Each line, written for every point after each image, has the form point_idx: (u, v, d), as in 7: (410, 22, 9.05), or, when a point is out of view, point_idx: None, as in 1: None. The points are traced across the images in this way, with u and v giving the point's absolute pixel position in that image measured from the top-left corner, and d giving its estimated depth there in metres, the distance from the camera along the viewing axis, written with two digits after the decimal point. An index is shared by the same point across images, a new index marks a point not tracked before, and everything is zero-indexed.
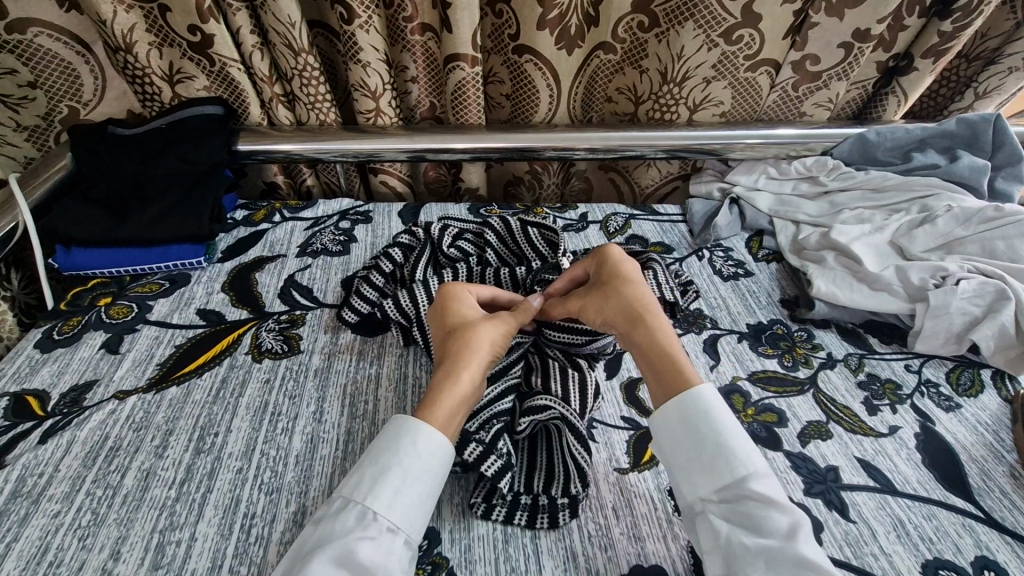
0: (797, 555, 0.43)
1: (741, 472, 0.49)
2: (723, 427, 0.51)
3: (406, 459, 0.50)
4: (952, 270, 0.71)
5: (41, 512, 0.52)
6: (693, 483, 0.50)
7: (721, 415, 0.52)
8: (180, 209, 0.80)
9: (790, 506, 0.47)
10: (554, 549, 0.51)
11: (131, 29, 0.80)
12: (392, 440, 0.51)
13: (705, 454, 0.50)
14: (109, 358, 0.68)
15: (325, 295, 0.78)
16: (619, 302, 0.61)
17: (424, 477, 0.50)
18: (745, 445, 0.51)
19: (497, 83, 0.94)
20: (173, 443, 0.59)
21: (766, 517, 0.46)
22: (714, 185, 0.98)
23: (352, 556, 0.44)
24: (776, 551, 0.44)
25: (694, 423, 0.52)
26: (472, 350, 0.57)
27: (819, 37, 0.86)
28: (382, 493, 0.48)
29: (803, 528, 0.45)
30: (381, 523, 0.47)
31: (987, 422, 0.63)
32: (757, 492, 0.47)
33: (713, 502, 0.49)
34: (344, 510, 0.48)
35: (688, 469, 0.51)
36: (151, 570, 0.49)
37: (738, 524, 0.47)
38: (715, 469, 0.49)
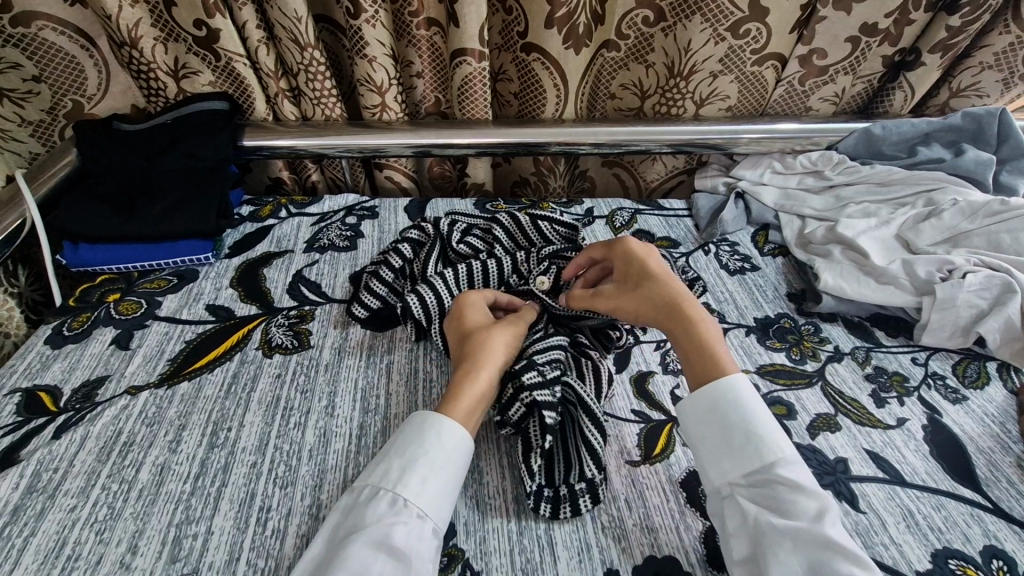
0: (822, 533, 0.44)
1: (770, 458, 0.50)
2: (753, 416, 0.52)
3: (432, 450, 0.51)
4: (958, 263, 0.71)
5: (57, 506, 0.53)
6: (722, 468, 0.51)
7: (754, 407, 0.53)
8: (189, 204, 0.80)
9: (818, 491, 0.47)
10: (568, 540, 0.51)
11: (136, 24, 0.79)
12: (418, 431, 0.52)
13: (735, 441, 0.51)
14: (120, 354, 0.68)
15: (333, 290, 0.79)
16: (652, 299, 0.62)
17: (449, 466, 0.51)
18: (781, 436, 0.51)
19: (506, 81, 0.95)
20: (187, 437, 0.59)
21: (794, 500, 0.47)
22: (719, 180, 0.99)
23: (386, 540, 0.45)
24: (800, 528, 0.45)
25: (725, 413, 0.53)
26: (483, 351, 0.58)
27: (825, 32, 0.87)
28: (411, 481, 0.49)
29: (830, 514, 0.45)
30: (412, 510, 0.48)
31: (993, 414, 0.63)
32: (785, 476, 0.48)
33: (741, 485, 0.50)
34: (376, 496, 0.48)
35: (718, 455, 0.52)
36: (169, 563, 0.49)
37: (766, 506, 0.47)
38: (745, 455, 0.50)
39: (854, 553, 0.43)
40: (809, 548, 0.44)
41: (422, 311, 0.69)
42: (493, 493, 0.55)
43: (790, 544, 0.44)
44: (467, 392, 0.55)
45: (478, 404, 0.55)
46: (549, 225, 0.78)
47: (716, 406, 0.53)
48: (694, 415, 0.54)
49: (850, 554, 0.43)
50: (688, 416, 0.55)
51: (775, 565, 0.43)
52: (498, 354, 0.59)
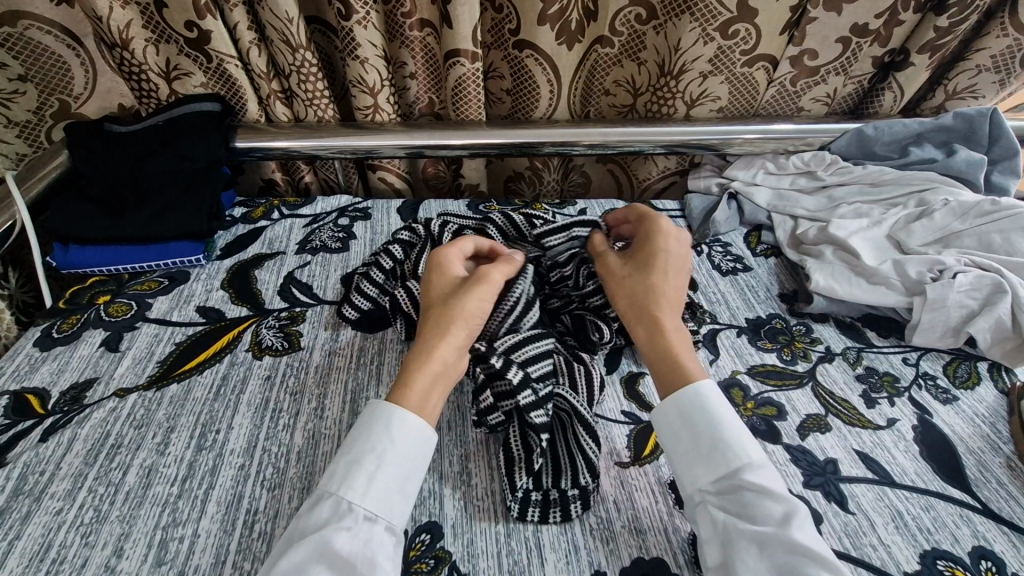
0: (790, 539, 0.44)
1: (736, 464, 0.49)
2: (716, 419, 0.52)
3: (378, 446, 0.50)
4: (949, 264, 0.71)
5: (43, 509, 0.53)
6: (690, 476, 0.51)
7: (720, 408, 0.53)
8: (180, 207, 0.80)
9: (785, 494, 0.47)
10: (556, 543, 0.51)
11: (127, 26, 0.79)
12: (364, 429, 0.52)
13: (702, 448, 0.51)
14: (109, 356, 0.68)
15: (325, 292, 0.78)
16: (642, 292, 0.62)
17: (398, 461, 0.50)
18: (744, 437, 0.51)
19: (498, 79, 0.94)
20: (174, 439, 0.59)
21: (760, 505, 0.46)
22: (712, 180, 0.99)
23: (328, 546, 0.45)
24: (769, 537, 0.45)
25: (692, 418, 0.52)
26: (439, 334, 0.57)
27: (815, 32, 0.86)
28: (355, 482, 0.49)
29: (798, 516, 0.45)
30: (358, 512, 0.47)
31: (984, 414, 0.63)
32: (750, 482, 0.48)
33: (710, 493, 0.49)
34: (322, 500, 0.48)
35: (687, 460, 0.51)
36: (155, 566, 0.49)
37: (734, 514, 0.47)
38: (710, 462, 0.50)
39: (822, 558, 0.43)
40: (779, 555, 0.44)
41: (413, 311, 0.69)
42: (481, 495, 0.55)
43: (759, 553, 0.44)
44: (418, 378, 0.55)
45: (429, 388, 0.55)
46: (543, 226, 0.78)
47: (682, 408, 0.53)
48: (666, 416, 0.54)
49: (818, 560, 0.43)
50: (660, 416, 0.54)
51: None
52: (455, 331, 0.57)
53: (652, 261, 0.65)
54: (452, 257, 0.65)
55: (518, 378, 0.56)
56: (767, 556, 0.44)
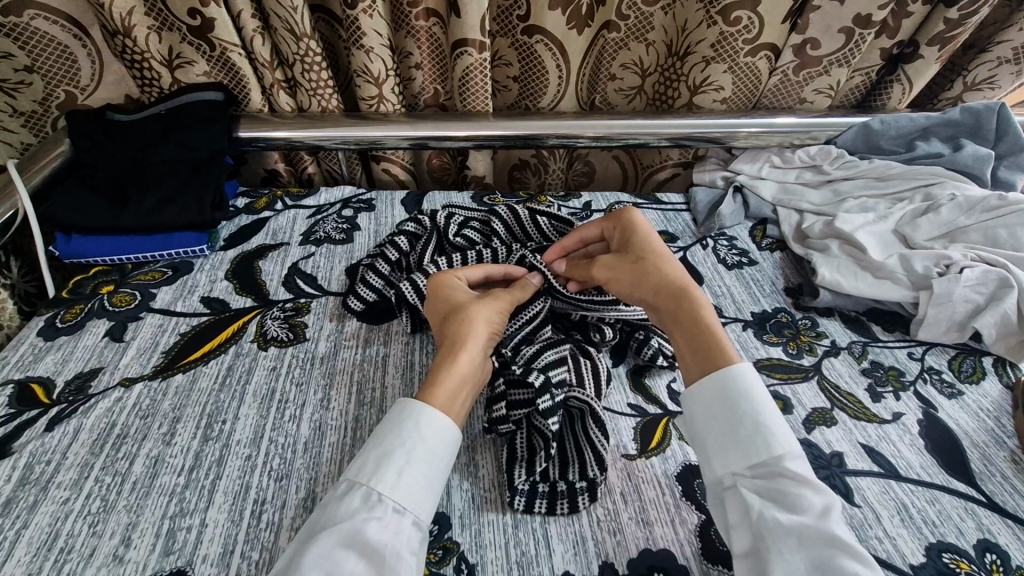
0: (829, 530, 0.44)
1: (778, 452, 0.49)
2: (757, 405, 0.52)
3: (409, 442, 0.51)
4: (955, 258, 0.71)
5: (50, 499, 0.52)
6: (725, 458, 0.51)
7: (755, 393, 0.53)
8: (182, 195, 0.80)
9: (824, 488, 0.47)
10: (562, 534, 0.51)
11: (130, 13, 0.78)
12: (395, 423, 0.52)
13: (741, 430, 0.51)
14: (113, 346, 0.68)
15: (329, 283, 0.78)
16: (653, 277, 0.63)
17: (428, 456, 0.50)
18: (784, 427, 0.51)
19: (505, 66, 0.94)
20: (180, 431, 0.59)
21: (799, 494, 0.47)
22: (717, 174, 0.98)
23: (359, 536, 0.45)
24: (806, 527, 0.45)
25: (725, 401, 0.53)
26: (469, 333, 0.58)
27: (818, 21, 0.86)
28: (386, 475, 0.49)
29: (836, 511, 0.46)
30: (388, 504, 0.47)
31: (988, 409, 0.63)
32: (792, 472, 0.48)
33: (745, 477, 0.49)
34: (349, 493, 0.48)
35: (722, 442, 0.52)
36: (163, 556, 0.49)
37: (770, 500, 0.47)
38: (749, 446, 0.50)
39: (858, 552, 0.43)
40: (813, 546, 0.44)
41: (419, 302, 0.69)
42: (488, 486, 0.55)
43: (794, 542, 0.44)
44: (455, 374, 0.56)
45: (458, 391, 0.55)
46: (549, 221, 0.78)
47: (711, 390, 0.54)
48: (698, 400, 0.54)
49: (854, 554, 0.43)
50: (692, 402, 0.55)
51: (779, 562, 0.43)
52: (479, 338, 0.58)
53: (645, 253, 0.65)
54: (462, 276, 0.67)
55: (541, 382, 0.56)
56: (801, 547, 0.44)
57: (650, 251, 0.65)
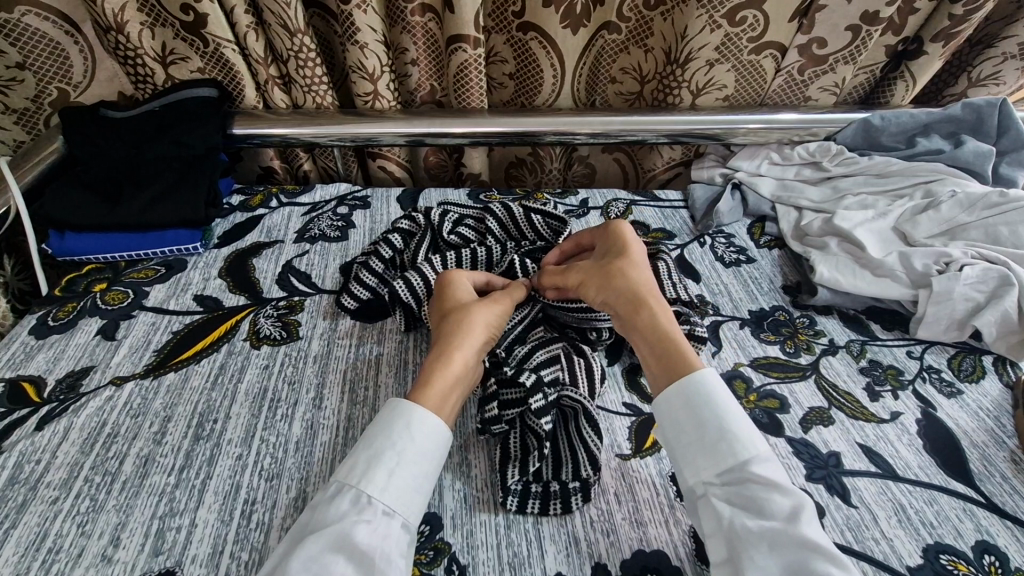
0: (798, 532, 0.43)
1: (744, 456, 0.49)
2: (723, 413, 0.51)
3: (400, 442, 0.50)
4: (956, 256, 0.70)
5: (39, 499, 0.52)
6: (694, 468, 0.50)
7: (722, 402, 0.52)
8: (175, 193, 0.79)
9: (793, 490, 0.47)
10: (555, 534, 0.51)
11: (122, 9, 0.78)
12: (387, 424, 0.51)
13: (707, 439, 0.51)
14: (105, 345, 0.67)
15: (323, 281, 0.78)
16: (619, 285, 0.61)
17: (418, 457, 0.50)
18: (752, 431, 0.51)
19: (500, 63, 0.93)
20: (171, 430, 0.58)
21: (768, 499, 0.46)
22: (716, 171, 0.97)
23: (348, 539, 0.44)
24: (774, 529, 0.44)
25: (696, 407, 0.52)
26: (465, 330, 0.58)
27: (824, 20, 0.85)
28: (376, 477, 0.48)
29: (806, 511, 0.45)
30: (377, 506, 0.47)
31: (988, 408, 0.63)
32: (758, 476, 0.48)
33: (715, 485, 0.49)
34: (338, 496, 0.47)
35: (690, 452, 0.51)
36: (152, 556, 0.48)
37: (740, 506, 0.47)
38: (718, 454, 0.50)
39: (828, 552, 0.42)
40: (785, 550, 0.43)
41: (415, 300, 0.69)
42: (480, 486, 0.54)
43: (764, 547, 0.44)
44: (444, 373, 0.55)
45: (450, 391, 0.55)
46: (543, 218, 0.77)
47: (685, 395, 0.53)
48: (663, 414, 0.53)
49: (824, 554, 0.42)
50: (657, 416, 0.54)
51: (751, 568, 0.43)
52: (475, 340, 0.58)
53: (616, 260, 0.63)
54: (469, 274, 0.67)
55: (532, 382, 0.56)
56: (775, 552, 0.44)
57: (622, 258, 0.63)
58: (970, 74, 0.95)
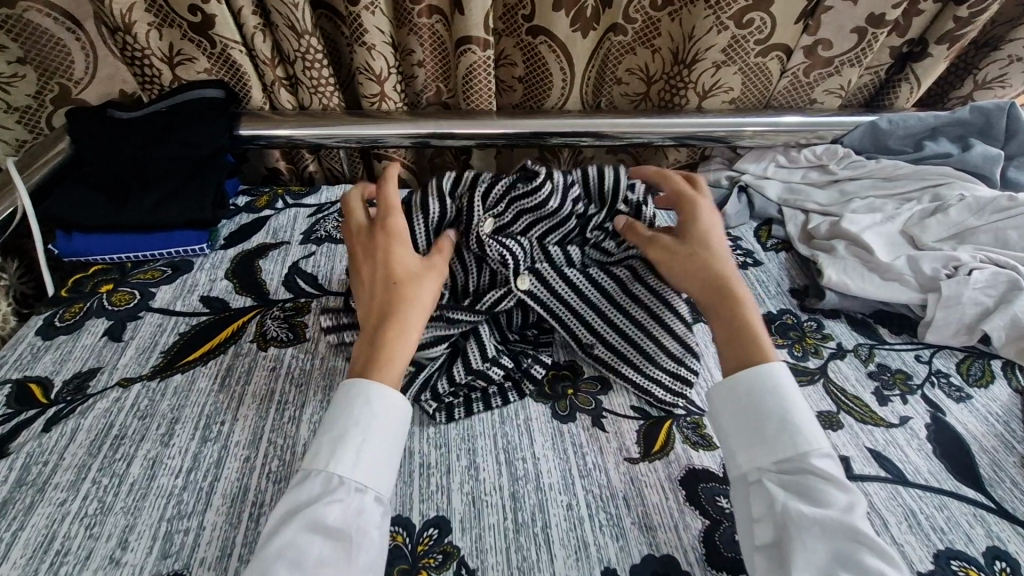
0: (852, 523, 0.44)
1: (805, 448, 0.49)
2: (792, 405, 0.51)
3: (367, 420, 0.50)
4: (964, 260, 0.70)
5: (47, 500, 0.52)
6: (749, 454, 0.50)
7: (790, 395, 0.52)
8: (183, 194, 0.79)
9: (848, 485, 0.47)
10: (564, 537, 0.50)
11: (131, 9, 0.78)
12: (346, 403, 0.51)
13: (771, 424, 0.50)
14: (112, 345, 0.67)
15: (329, 282, 0.77)
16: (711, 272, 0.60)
17: (382, 436, 0.50)
18: (813, 424, 0.51)
19: (510, 66, 0.93)
20: (179, 432, 0.58)
21: (824, 490, 0.46)
22: (722, 173, 0.97)
23: (323, 520, 0.45)
24: (828, 519, 0.44)
25: (759, 395, 0.52)
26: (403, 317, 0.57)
27: (831, 21, 0.85)
28: (344, 457, 0.48)
29: (860, 507, 0.46)
30: (348, 484, 0.47)
31: (997, 413, 0.62)
32: (819, 467, 0.48)
33: (773, 471, 0.49)
34: (309, 479, 0.48)
35: (751, 435, 0.51)
36: (160, 558, 0.48)
37: (794, 494, 0.47)
38: (779, 441, 0.50)
39: (878, 547, 0.43)
40: (834, 542, 0.44)
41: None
42: (489, 489, 0.54)
43: (814, 536, 0.44)
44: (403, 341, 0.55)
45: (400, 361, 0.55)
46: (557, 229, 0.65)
47: (749, 377, 0.53)
48: (746, 393, 0.52)
49: (873, 549, 0.43)
50: (741, 394, 0.52)
51: (802, 553, 0.43)
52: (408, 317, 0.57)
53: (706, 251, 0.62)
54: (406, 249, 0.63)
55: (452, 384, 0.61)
56: (823, 540, 0.44)
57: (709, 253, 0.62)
58: (977, 77, 0.94)
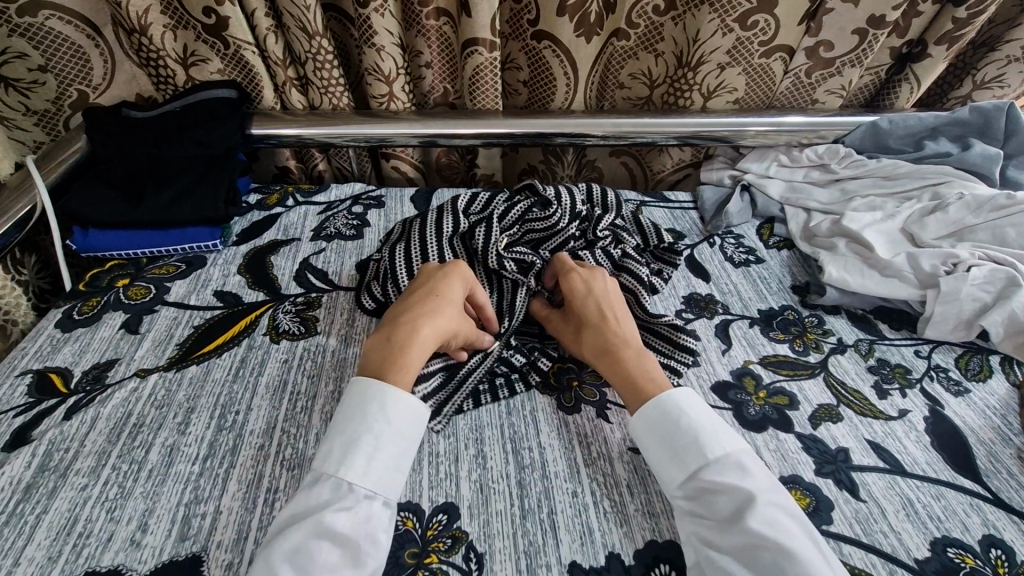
0: (743, 526, 0.45)
1: (696, 464, 0.51)
2: (677, 423, 0.53)
3: (377, 426, 0.52)
4: (963, 257, 0.72)
5: (69, 485, 0.54)
6: (665, 484, 0.52)
7: (676, 413, 0.54)
8: (196, 192, 0.81)
9: (744, 486, 0.48)
10: (570, 523, 0.52)
11: (146, 11, 0.80)
12: (358, 408, 0.53)
13: (668, 452, 0.53)
14: (129, 338, 0.69)
15: (340, 278, 0.79)
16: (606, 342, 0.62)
17: (391, 443, 0.52)
18: (705, 433, 0.52)
19: (516, 69, 0.95)
20: (195, 421, 0.60)
21: (719, 500, 0.48)
22: (725, 172, 0.98)
23: (329, 525, 0.46)
24: (729, 528, 0.46)
25: (654, 427, 0.54)
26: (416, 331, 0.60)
27: (832, 23, 0.86)
28: (354, 463, 0.50)
29: (752, 504, 0.46)
30: (358, 492, 0.49)
31: (995, 406, 0.63)
32: (712, 480, 0.49)
33: (684, 494, 0.51)
34: (320, 483, 0.50)
35: (660, 466, 0.53)
36: (179, 541, 0.50)
37: (704, 512, 0.49)
38: (677, 466, 0.52)
39: (779, 546, 0.43)
40: (741, 550, 0.45)
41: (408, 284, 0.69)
42: (497, 476, 0.56)
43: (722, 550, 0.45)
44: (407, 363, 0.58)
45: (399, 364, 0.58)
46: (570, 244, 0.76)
47: (649, 413, 0.55)
48: (646, 429, 0.55)
49: (774, 548, 0.43)
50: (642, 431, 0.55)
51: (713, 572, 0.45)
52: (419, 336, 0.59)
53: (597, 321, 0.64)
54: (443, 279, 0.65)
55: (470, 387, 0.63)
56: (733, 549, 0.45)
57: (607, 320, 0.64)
58: (977, 77, 0.95)
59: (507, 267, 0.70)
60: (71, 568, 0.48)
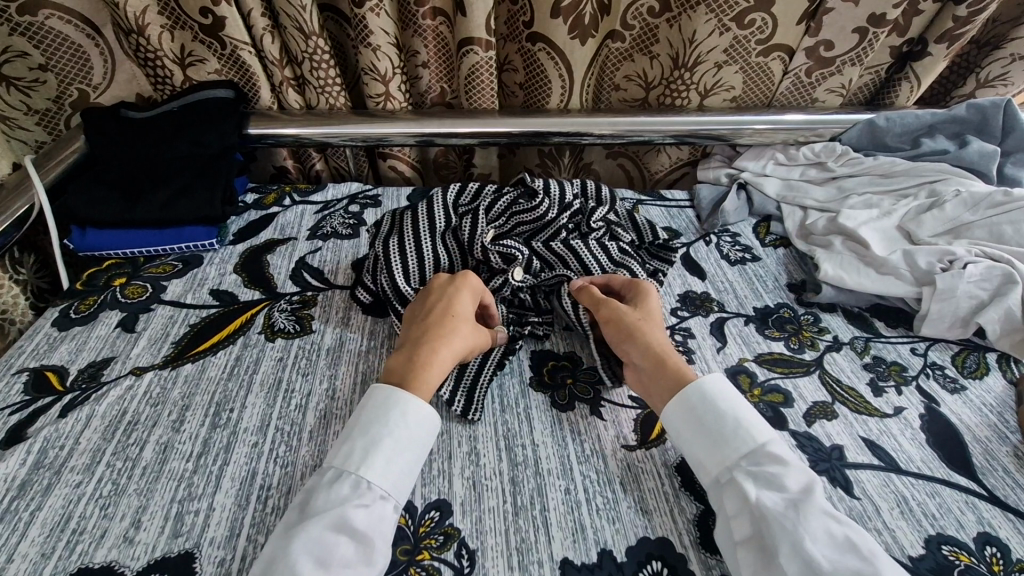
0: (816, 503, 0.46)
1: (761, 441, 0.51)
2: (738, 406, 0.54)
3: (396, 430, 0.53)
4: (959, 254, 0.71)
5: (63, 482, 0.54)
6: (714, 457, 0.52)
7: (737, 399, 0.55)
8: (193, 191, 0.81)
9: (803, 467, 0.49)
10: (562, 520, 0.52)
11: (143, 12, 0.81)
12: (380, 411, 0.54)
13: (726, 428, 0.52)
14: (125, 336, 0.69)
15: (335, 277, 0.79)
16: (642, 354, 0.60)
17: (410, 448, 0.53)
18: (762, 421, 0.53)
19: (512, 70, 0.95)
20: (189, 418, 0.60)
21: (784, 474, 0.48)
22: (722, 171, 0.98)
23: (346, 523, 0.47)
24: (799, 501, 0.46)
25: (715, 404, 0.54)
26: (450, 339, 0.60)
27: (831, 22, 0.86)
28: (374, 464, 0.51)
29: (817, 486, 0.48)
30: (376, 491, 0.50)
31: (992, 404, 0.63)
32: (776, 454, 0.50)
33: (740, 466, 0.50)
34: (338, 481, 0.50)
35: (712, 441, 0.52)
36: (172, 537, 0.50)
37: (763, 484, 0.48)
38: (737, 440, 0.51)
39: (849, 523, 0.45)
40: (813, 520, 0.45)
41: (401, 275, 0.71)
42: (489, 473, 0.56)
43: (796, 517, 0.45)
44: (433, 367, 0.58)
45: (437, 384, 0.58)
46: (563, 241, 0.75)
47: (701, 392, 0.55)
48: (697, 406, 0.54)
49: (843, 522, 0.45)
50: (695, 408, 0.54)
51: (785, 538, 0.44)
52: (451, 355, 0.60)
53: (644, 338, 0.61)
54: (466, 299, 0.65)
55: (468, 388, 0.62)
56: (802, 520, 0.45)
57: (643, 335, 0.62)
58: (979, 75, 0.95)
59: (491, 261, 0.72)
60: (63, 564, 0.48)
